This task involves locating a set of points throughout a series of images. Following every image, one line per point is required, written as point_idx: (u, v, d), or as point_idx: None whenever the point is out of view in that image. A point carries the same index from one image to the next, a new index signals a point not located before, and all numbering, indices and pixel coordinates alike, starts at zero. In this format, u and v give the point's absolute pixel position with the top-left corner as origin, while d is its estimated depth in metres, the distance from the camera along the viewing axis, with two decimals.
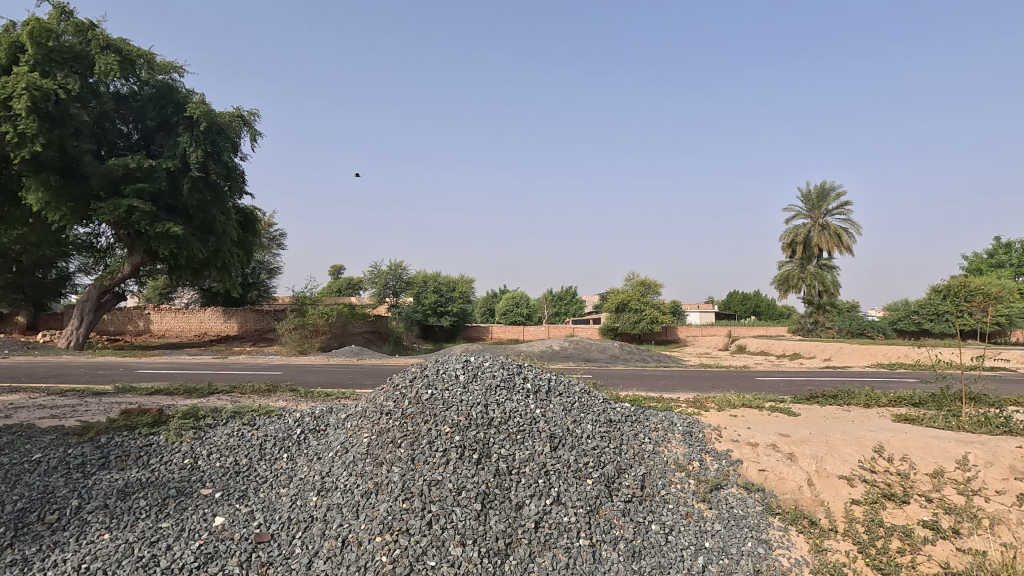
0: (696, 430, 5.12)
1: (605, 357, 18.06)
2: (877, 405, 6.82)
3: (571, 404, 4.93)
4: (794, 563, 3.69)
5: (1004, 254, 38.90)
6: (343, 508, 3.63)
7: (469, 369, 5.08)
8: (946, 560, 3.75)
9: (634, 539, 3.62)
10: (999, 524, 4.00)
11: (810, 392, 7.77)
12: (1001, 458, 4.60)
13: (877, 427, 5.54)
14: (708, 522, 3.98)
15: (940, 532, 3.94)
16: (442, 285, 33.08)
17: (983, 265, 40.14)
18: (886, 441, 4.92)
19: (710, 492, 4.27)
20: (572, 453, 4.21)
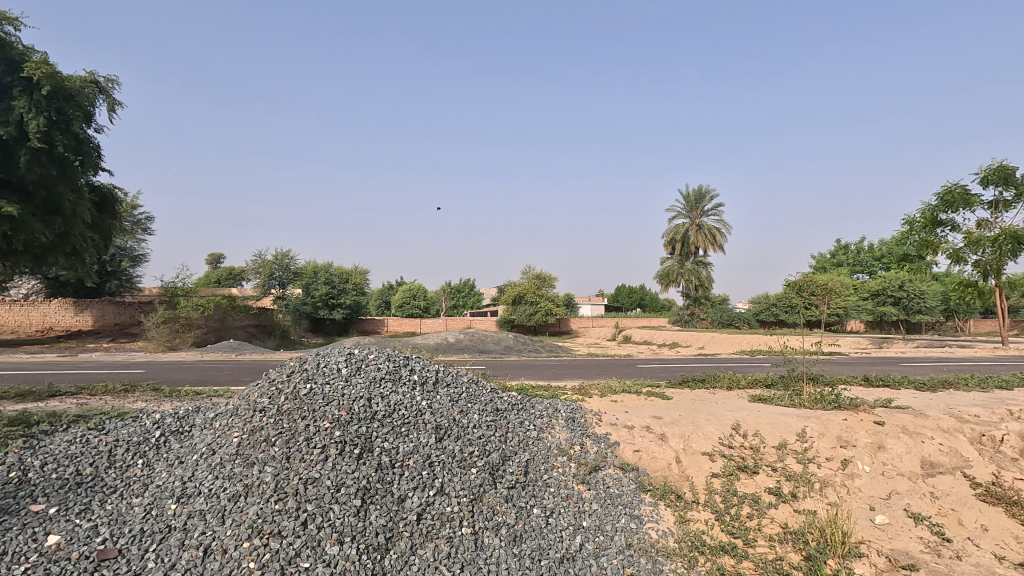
0: (579, 416, 5.36)
1: (500, 349, 18.35)
2: (737, 387, 7.59)
3: (458, 395, 4.93)
4: (661, 535, 4.01)
5: (843, 255, 44.97)
6: (207, 514, 3.34)
7: (352, 362, 4.91)
8: (785, 520, 4.26)
9: (516, 523, 3.71)
10: (827, 486, 4.62)
11: (682, 377, 8.46)
12: (831, 429, 5.32)
13: (736, 407, 6.16)
14: (586, 503, 4.19)
15: (782, 497, 4.46)
16: (334, 276, 31.59)
17: (826, 263, 46.08)
18: (742, 419, 5.50)
19: (589, 474, 4.51)
20: (457, 443, 4.22)
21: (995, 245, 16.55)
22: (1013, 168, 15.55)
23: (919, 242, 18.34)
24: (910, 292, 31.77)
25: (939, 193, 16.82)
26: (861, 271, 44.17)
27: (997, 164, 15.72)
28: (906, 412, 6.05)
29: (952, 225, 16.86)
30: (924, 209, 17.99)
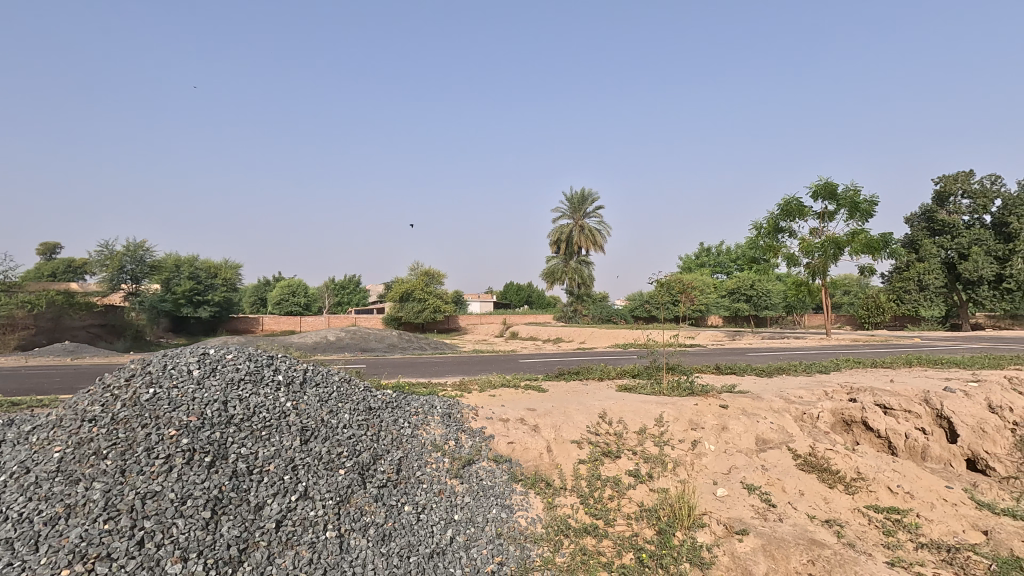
0: (455, 411, 5.40)
1: (384, 347, 17.88)
2: (608, 377, 8.12)
3: (328, 394, 4.74)
4: (530, 522, 4.16)
5: (705, 257, 49.68)
6: (15, 543, 2.89)
7: (206, 363, 4.51)
8: (641, 499, 4.63)
9: (385, 522, 3.65)
10: (678, 465, 5.10)
11: (559, 370, 8.86)
12: (684, 414, 5.88)
13: (604, 396, 6.59)
14: (458, 496, 4.24)
15: (639, 478, 4.83)
16: (199, 270, 28.84)
17: (692, 264, 50.63)
18: (608, 408, 5.89)
19: (462, 467, 4.56)
20: (324, 444, 4.05)
21: (822, 251, 19.28)
22: (835, 185, 18.20)
23: (764, 246, 20.84)
24: (758, 291, 36.34)
25: (780, 203, 19.17)
26: (720, 272, 49.11)
27: (823, 181, 18.30)
28: (746, 395, 6.87)
29: (790, 232, 19.34)
30: (769, 217, 20.44)
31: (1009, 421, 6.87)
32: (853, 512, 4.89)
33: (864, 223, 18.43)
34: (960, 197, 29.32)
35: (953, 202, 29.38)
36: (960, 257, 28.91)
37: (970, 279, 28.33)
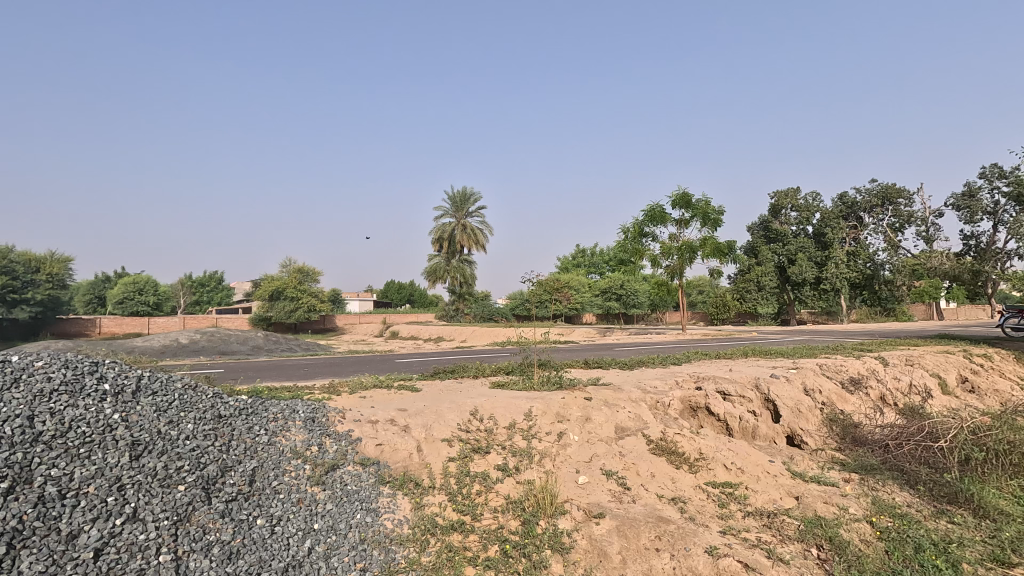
0: (320, 415, 5.13)
1: (247, 349, 16.52)
2: (482, 374, 8.25)
3: (167, 403, 4.26)
4: (396, 524, 4.08)
5: (581, 258, 52.47)
6: None
7: (7, 373, 3.84)
8: (508, 491, 4.76)
9: (232, 539, 3.38)
10: (545, 457, 5.32)
11: (435, 369, 8.82)
12: (552, 408, 6.16)
13: (477, 393, 6.69)
14: (319, 504, 4.03)
15: (507, 472, 4.97)
16: (16, 263, 24.73)
17: (569, 264, 53.16)
18: (480, 405, 5.98)
19: (325, 473, 4.35)
20: (160, 459, 3.65)
21: (679, 254, 21.26)
22: (690, 196, 20.14)
23: (631, 248, 22.46)
24: (628, 291, 39.76)
25: (645, 210, 20.79)
26: (594, 272, 52.16)
27: (680, 192, 20.18)
28: (609, 387, 7.36)
29: (653, 236, 21.06)
30: (635, 222, 22.11)
31: (818, 401, 8.11)
32: (695, 489, 5.46)
33: (714, 231, 20.61)
34: (790, 210, 33.91)
35: (784, 214, 33.86)
36: (789, 262, 33.32)
37: (797, 280, 32.96)
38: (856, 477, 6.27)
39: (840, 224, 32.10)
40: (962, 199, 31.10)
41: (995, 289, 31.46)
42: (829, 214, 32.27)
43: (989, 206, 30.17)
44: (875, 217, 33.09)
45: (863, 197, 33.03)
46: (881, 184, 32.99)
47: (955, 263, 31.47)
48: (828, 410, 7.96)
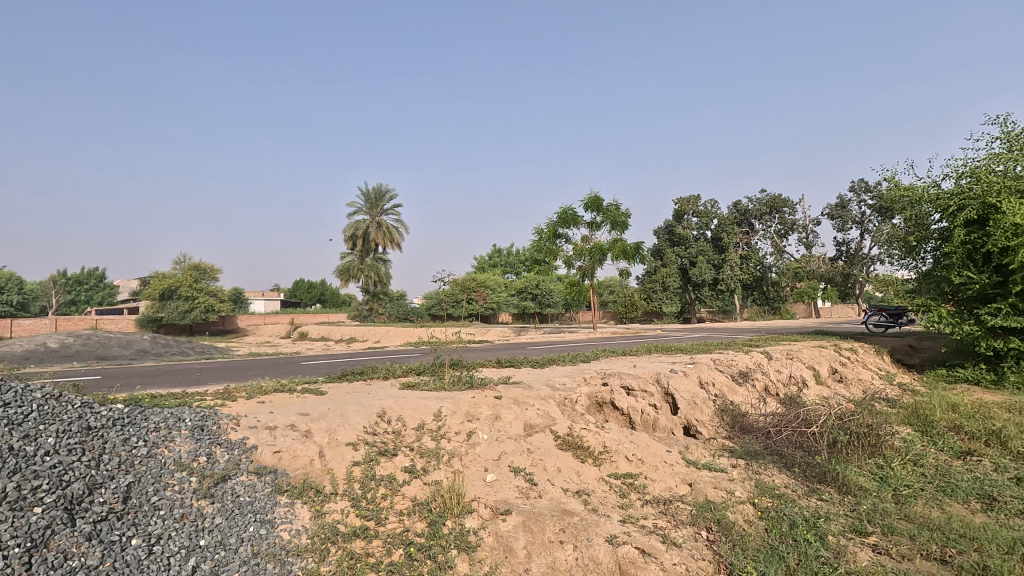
0: (210, 423, 4.78)
1: (131, 354, 15.06)
2: (392, 376, 8.07)
3: (23, 417, 3.81)
4: (294, 535, 3.89)
5: (497, 257, 52.94)
6: None
7: None
8: (415, 494, 4.69)
9: (100, 565, 3.15)
10: (454, 457, 5.31)
11: (342, 371, 8.52)
12: (462, 407, 6.15)
13: (386, 395, 6.54)
14: (206, 519, 3.76)
15: (414, 474, 4.89)
16: None
17: (486, 264, 53.42)
18: (388, 406, 5.85)
19: (214, 485, 4.06)
20: (11, 480, 3.28)
21: (591, 255, 22.04)
22: (601, 200, 20.93)
23: (546, 249, 22.97)
24: (543, 290, 40.73)
25: (558, 213, 21.34)
26: (510, 272, 52.85)
27: (592, 195, 20.92)
28: (519, 386, 7.48)
29: (566, 237, 21.68)
30: (549, 224, 22.63)
31: (711, 394, 8.73)
32: (598, 482, 5.68)
33: (622, 233, 21.55)
34: (692, 216, 36.23)
35: (687, 219, 36.12)
36: (691, 263, 35.77)
37: (698, 281, 35.33)
38: (742, 462, 6.82)
39: (734, 230, 34.77)
40: (835, 209, 34.81)
41: (861, 290, 35.55)
42: (726, 220, 34.84)
43: (856, 216, 34.03)
44: (764, 223, 36.20)
45: (754, 205, 36.02)
46: (769, 194, 36.13)
47: (829, 267, 35.17)
48: (720, 401, 8.59)
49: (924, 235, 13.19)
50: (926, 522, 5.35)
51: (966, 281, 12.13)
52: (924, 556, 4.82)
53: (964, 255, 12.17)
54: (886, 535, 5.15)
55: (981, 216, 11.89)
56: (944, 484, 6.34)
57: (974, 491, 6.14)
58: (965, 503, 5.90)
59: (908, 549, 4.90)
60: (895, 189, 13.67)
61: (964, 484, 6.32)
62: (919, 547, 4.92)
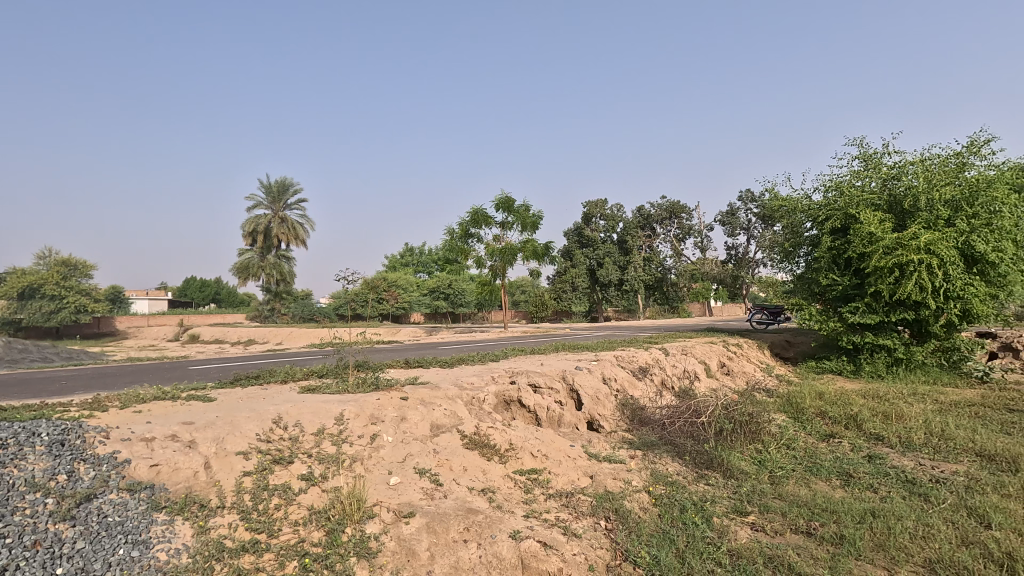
0: (72, 437, 4.29)
1: None
2: (292, 379, 7.67)
3: None
4: (172, 555, 3.59)
5: (409, 256, 52.08)
6: None
7: None
8: (312, 502, 4.49)
9: None
10: (356, 462, 5.13)
11: (235, 375, 7.96)
12: (366, 410, 5.97)
13: (283, 399, 6.19)
14: (65, 545, 3.39)
15: (311, 481, 4.68)
16: None
17: (397, 263, 52.31)
18: (284, 411, 5.55)
19: (76, 507, 3.67)
20: None
21: (502, 256, 22.27)
22: (512, 201, 21.22)
23: (457, 248, 22.90)
24: (455, 290, 40.60)
25: (470, 212, 21.36)
26: (422, 271, 52.18)
27: (503, 196, 21.16)
28: (426, 386, 7.40)
29: (478, 237, 21.76)
30: (460, 223, 22.58)
31: (613, 390, 9.14)
32: (504, 479, 5.74)
33: (533, 234, 21.98)
34: (599, 219, 37.72)
35: (594, 222, 37.55)
36: (598, 265, 36.97)
37: (604, 281, 36.85)
38: (640, 453, 7.21)
39: (638, 233, 36.62)
40: (725, 216, 37.78)
41: (747, 291, 38.86)
42: (630, 224, 36.62)
43: (743, 223, 37.18)
44: (665, 228, 38.52)
45: (655, 211, 38.24)
46: (668, 200, 38.48)
47: (720, 269, 38.16)
48: (621, 396, 9.01)
49: (798, 241, 14.65)
50: (796, 499, 5.94)
51: (831, 283, 13.65)
52: (793, 530, 5.35)
53: (830, 259, 13.70)
54: (763, 513, 5.66)
55: (843, 224, 13.44)
56: (811, 464, 7.08)
57: (834, 469, 6.92)
58: (827, 480, 6.64)
59: (779, 525, 5.42)
60: (774, 199, 15.06)
61: (826, 463, 7.11)
62: (789, 523, 5.46)
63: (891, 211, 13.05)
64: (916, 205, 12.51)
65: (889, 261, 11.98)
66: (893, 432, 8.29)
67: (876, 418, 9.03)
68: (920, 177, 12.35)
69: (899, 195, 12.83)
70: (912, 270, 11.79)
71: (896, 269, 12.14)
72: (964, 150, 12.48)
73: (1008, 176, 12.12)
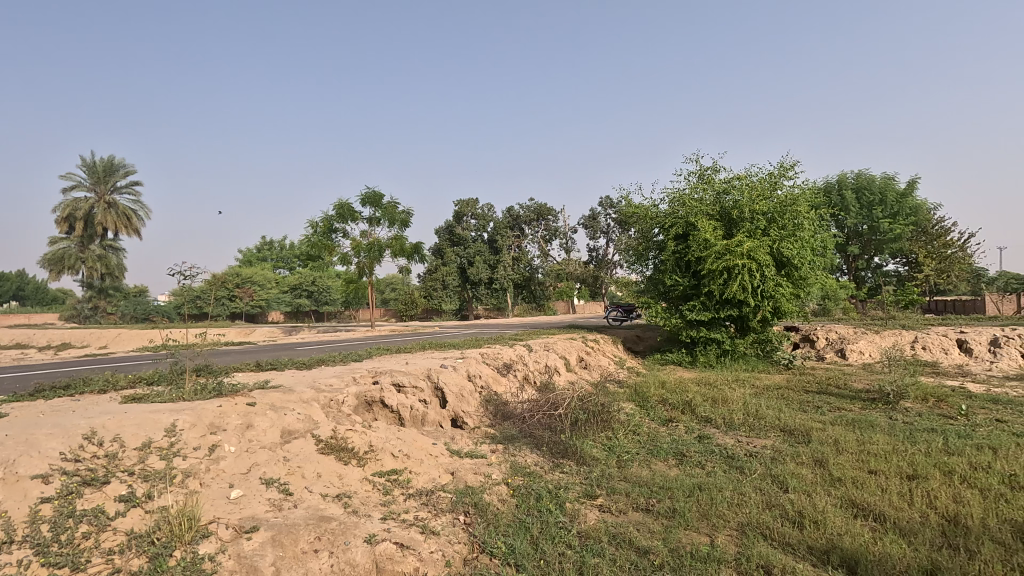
0: None
1: None
2: (112, 388, 6.69)
3: None
4: None
5: (267, 251, 48.32)
6: None
7: None
8: (131, 526, 3.98)
9: None
10: (189, 477, 4.64)
11: (36, 386, 6.75)
12: (203, 419, 5.40)
13: (99, 411, 5.38)
14: None
15: (132, 502, 4.14)
16: None
17: (252, 257, 48.23)
18: (100, 425, 4.83)
19: None
20: None
21: (368, 252, 21.52)
22: (380, 196, 20.63)
23: (320, 244, 21.69)
24: (319, 287, 38.48)
25: (334, 206, 20.38)
26: (282, 267, 48.71)
27: (371, 191, 20.48)
28: (277, 390, 6.90)
29: (344, 233, 20.81)
30: (324, 217, 21.44)
31: (477, 386, 9.28)
32: (361, 482, 5.56)
33: (401, 231, 21.54)
34: (470, 218, 38.07)
35: (465, 221, 37.82)
36: (468, 263, 37.19)
37: (475, 280, 37.28)
38: (501, 447, 7.43)
39: (507, 233, 37.59)
40: (587, 220, 40.34)
41: (606, 289, 41.83)
42: (500, 224, 37.54)
43: (603, 227, 40.01)
44: (533, 229, 40.05)
45: (524, 212, 39.67)
46: (536, 202, 40.11)
47: (582, 269, 40.75)
48: (485, 393, 9.19)
49: (648, 245, 16.11)
50: (638, 480, 6.52)
51: (674, 283, 15.20)
52: (634, 507, 5.88)
53: (674, 261, 15.24)
54: (609, 495, 6.13)
55: (684, 231, 15.04)
56: (652, 447, 7.82)
57: (671, 450, 7.73)
58: (664, 460, 7.40)
59: (623, 504, 5.91)
60: (629, 206, 16.38)
61: (664, 445, 7.92)
62: (631, 501, 5.98)
63: (722, 220, 14.84)
64: (741, 215, 14.37)
65: (719, 264, 13.67)
66: (719, 414, 9.48)
67: (707, 402, 10.26)
68: (744, 192, 14.24)
69: (728, 207, 14.66)
70: (737, 272, 13.57)
71: (725, 272, 13.89)
72: (777, 171, 14.60)
73: (809, 195, 14.43)
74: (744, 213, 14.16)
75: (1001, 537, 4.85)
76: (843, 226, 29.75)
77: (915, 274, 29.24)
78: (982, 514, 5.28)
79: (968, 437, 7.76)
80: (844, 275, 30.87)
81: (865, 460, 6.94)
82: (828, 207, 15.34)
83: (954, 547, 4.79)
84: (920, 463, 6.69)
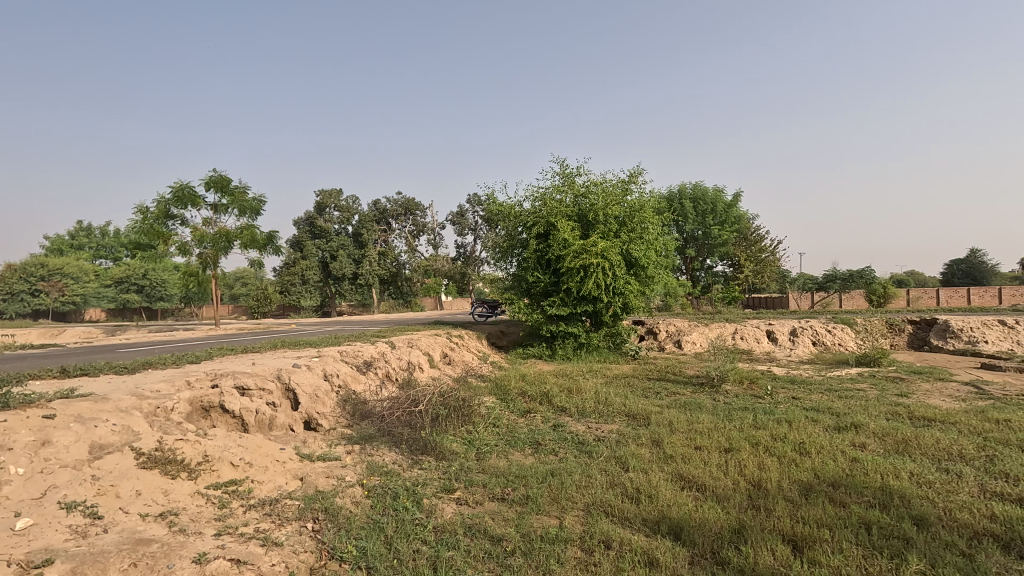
0: None
1: None
2: None
3: None
4: None
5: (85, 238, 41.45)
6: None
7: None
8: None
9: None
10: None
11: None
12: None
13: None
14: None
15: None
16: None
17: (64, 246, 41.03)
18: None
19: None
20: None
21: (214, 243, 19.43)
22: (227, 180, 18.73)
23: (152, 232, 19.09)
24: (152, 281, 33.68)
25: (172, 188, 18.11)
26: (104, 257, 42.32)
27: (218, 175, 18.54)
28: (86, 399, 5.95)
29: (182, 220, 18.57)
30: (158, 202, 18.92)
31: (333, 386, 8.82)
32: (192, 496, 5.00)
33: (253, 220, 19.80)
34: (333, 210, 36.22)
35: (327, 213, 35.88)
36: (331, 258, 35.51)
37: (337, 275, 35.60)
38: (357, 447, 7.16)
39: (372, 227, 36.38)
40: (456, 217, 40.56)
41: (473, 286, 42.46)
42: (365, 216, 36.16)
43: (471, 224, 40.43)
44: (400, 224, 39.29)
45: (391, 206, 38.70)
46: (403, 197, 39.41)
47: (450, 266, 40.93)
48: (341, 393, 8.77)
49: (511, 243, 16.57)
50: (495, 471, 6.69)
51: (536, 280, 15.83)
52: (491, 498, 6.03)
53: (535, 259, 15.86)
54: (466, 488, 6.21)
55: (546, 230, 15.73)
56: (510, 438, 8.06)
57: (527, 439, 8.06)
58: (521, 450, 7.67)
59: (480, 496, 6.03)
60: (494, 203, 16.71)
61: (522, 435, 8.23)
62: (487, 492, 6.11)
63: (580, 221, 15.76)
64: (595, 218, 15.40)
65: (577, 262, 14.53)
66: (572, 403, 10.08)
67: (562, 393, 10.88)
68: (599, 197, 15.26)
69: (584, 209, 15.61)
70: (592, 271, 14.53)
71: (582, 270, 14.78)
72: (628, 178, 15.88)
73: (654, 202, 15.92)
74: (598, 216, 15.18)
75: (791, 495, 5.77)
76: (683, 230, 33.35)
77: (737, 274, 33.75)
78: (777, 477, 6.24)
79: (771, 413, 9.14)
80: (683, 275, 34.60)
81: (692, 438, 7.85)
82: (669, 213, 17.03)
83: (757, 507, 5.60)
84: (734, 438, 7.72)
